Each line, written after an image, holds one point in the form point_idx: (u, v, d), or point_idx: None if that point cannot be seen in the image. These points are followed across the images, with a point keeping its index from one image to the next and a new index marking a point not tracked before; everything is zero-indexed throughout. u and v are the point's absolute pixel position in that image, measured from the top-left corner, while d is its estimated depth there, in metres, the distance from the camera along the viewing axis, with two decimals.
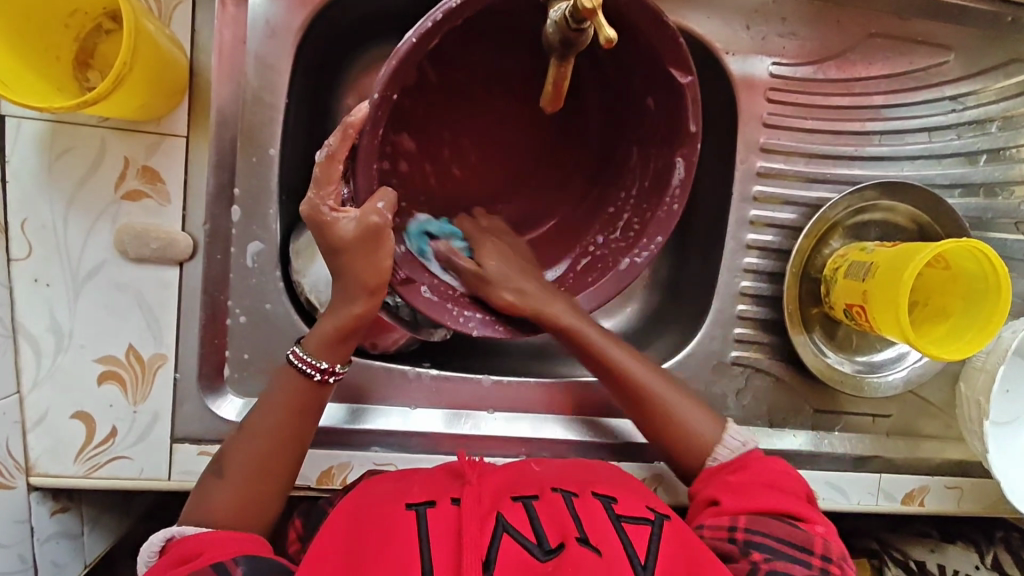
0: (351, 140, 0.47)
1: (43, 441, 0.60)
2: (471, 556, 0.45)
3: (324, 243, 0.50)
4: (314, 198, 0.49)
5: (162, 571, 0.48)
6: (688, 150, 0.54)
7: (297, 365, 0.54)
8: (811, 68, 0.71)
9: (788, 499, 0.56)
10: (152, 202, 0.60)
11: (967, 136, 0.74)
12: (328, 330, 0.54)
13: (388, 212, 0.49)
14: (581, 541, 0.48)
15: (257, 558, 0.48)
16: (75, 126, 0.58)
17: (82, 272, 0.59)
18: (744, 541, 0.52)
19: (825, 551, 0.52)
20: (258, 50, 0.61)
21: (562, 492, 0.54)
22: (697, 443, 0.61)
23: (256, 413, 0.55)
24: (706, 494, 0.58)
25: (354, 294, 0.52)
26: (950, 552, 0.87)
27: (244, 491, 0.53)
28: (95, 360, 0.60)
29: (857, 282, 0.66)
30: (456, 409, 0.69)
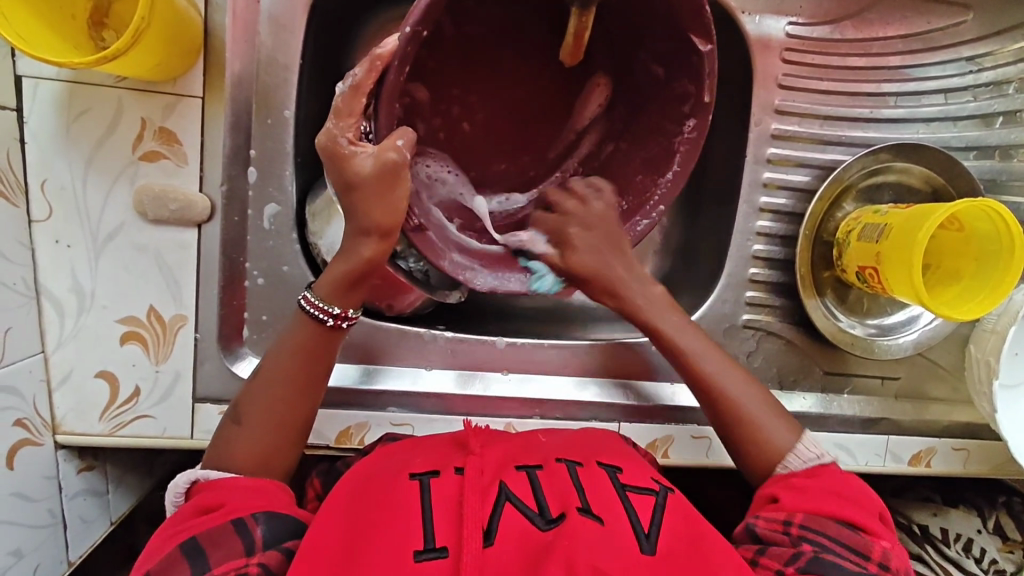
0: (377, 72, 0.47)
1: (68, 399, 0.61)
2: (472, 526, 0.46)
3: (339, 181, 0.51)
4: (333, 129, 0.49)
5: (185, 517, 0.49)
6: (700, 118, 0.54)
7: (309, 311, 0.55)
8: (827, 28, 0.70)
9: (854, 509, 0.54)
10: (169, 164, 0.60)
11: (983, 97, 0.73)
12: (340, 273, 0.54)
13: (406, 150, 0.50)
14: (583, 511, 0.49)
15: (274, 516, 0.50)
16: (93, 87, 0.58)
17: (102, 234, 0.60)
18: (798, 535, 0.52)
19: (882, 559, 0.51)
20: (272, 10, 0.61)
21: (566, 462, 0.55)
22: (775, 454, 0.60)
23: (270, 366, 0.56)
24: (768, 490, 0.57)
25: (366, 235, 0.53)
26: (952, 516, 0.89)
27: (262, 445, 0.54)
28: (116, 321, 0.61)
29: (870, 244, 0.66)
30: (475, 372, 0.70)
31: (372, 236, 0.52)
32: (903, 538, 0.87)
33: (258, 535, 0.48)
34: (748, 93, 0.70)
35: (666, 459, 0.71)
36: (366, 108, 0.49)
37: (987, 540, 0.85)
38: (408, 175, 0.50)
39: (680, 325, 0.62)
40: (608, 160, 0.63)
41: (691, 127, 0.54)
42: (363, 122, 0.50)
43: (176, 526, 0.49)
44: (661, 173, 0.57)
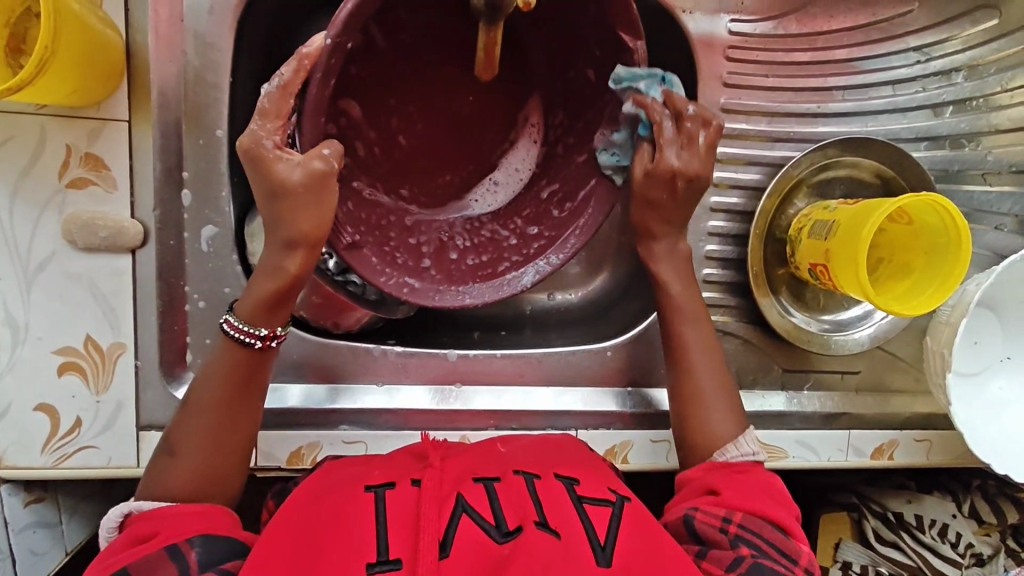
0: (303, 74, 0.48)
1: (8, 434, 0.60)
2: (428, 539, 0.45)
3: (262, 188, 0.50)
4: (257, 130, 0.49)
5: (119, 549, 0.48)
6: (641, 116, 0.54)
7: (235, 336, 0.54)
8: (771, 24, 0.69)
9: (780, 510, 0.55)
10: (98, 190, 0.59)
11: (933, 87, 0.73)
12: (266, 290, 0.53)
13: (335, 159, 0.50)
14: (539, 525, 0.48)
15: (212, 538, 0.49)
16: (13, 114, 0.56)
17: (32, 264, 0.58)
18: (735, 535, 0.52)
19: (808, 566, 0.52)
20: (197, 27, 0.59)
21: (524, 475, 0.54)
22: (709, 439, 0.60)
23: (200, 391, 0.54)
24: (707, 482, 0.57)
25: (290, 248, 0.52)
26: (928, 502, 0.86)
27: (198, 472, 0.53)
28: (53, 352, 0.60)
29: (820, 241, 0.65)
30: (439, 385, 0.69)
31: (297, 249, 0.52)
32: (878, 527, 0.86)
33: (195, 558, 0.47)
34: (694, 92, 0.69)
35: (626, 465, 0.70)
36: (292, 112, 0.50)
37: (963, 524, 0.85)
38: (336, 184, 0.50)
39: (673, 261, 0.63)
40: (548, 159, 0.63)
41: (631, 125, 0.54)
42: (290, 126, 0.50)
43: (108, 558, 0.47)
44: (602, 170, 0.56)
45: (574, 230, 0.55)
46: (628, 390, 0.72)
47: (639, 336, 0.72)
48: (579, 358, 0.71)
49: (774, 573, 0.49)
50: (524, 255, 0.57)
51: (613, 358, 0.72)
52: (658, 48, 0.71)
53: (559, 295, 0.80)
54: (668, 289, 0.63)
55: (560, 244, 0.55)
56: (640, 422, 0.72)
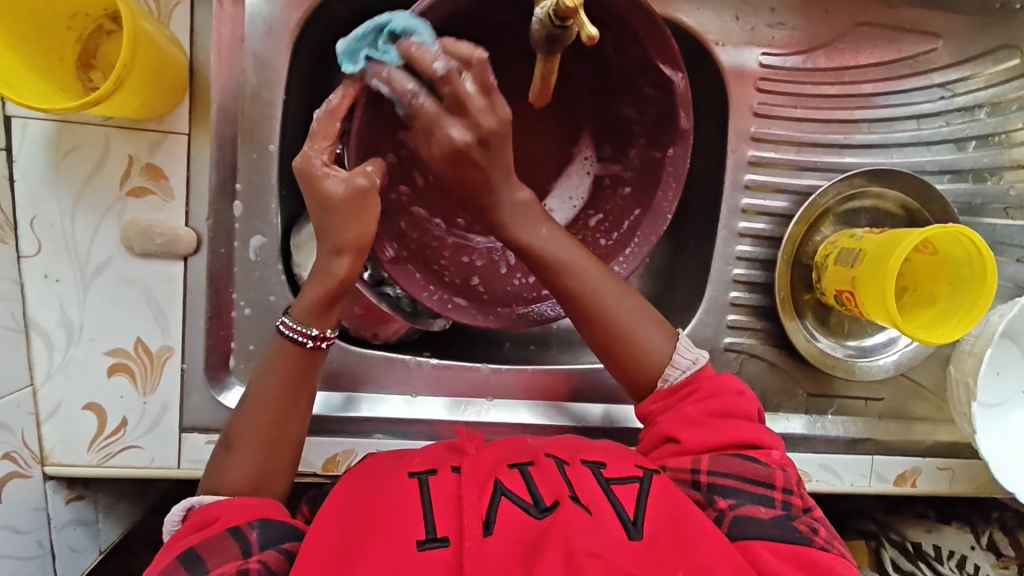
0: (350, 98, 0.50)
1: (57, 431, 0.62)
2: (472, 518, 0.47)
3: (311, 202, 0.52)
4: (308, 151, 0.51)
5: (182, 534, 0.50)
6: (682, 146, 0.56)
7: (290, 335, 0.56)
8: (801, 57, 0.72)
9: (744, 430, 0.56)
10: (156, 199, 0.61)
11: (957, 122, 0.75)
12: (317, 295, 0.55)
13: (377, 175, 0.52)
14: (574, 500, 0.50)
15: (271, 522, 0.51)
16: (80, 126, 0.59)
17: (90, 268, 0.61)
18: (707, 486, 0.53)
19: (784, 482, 0.54)
20: (255, 48, 0.62)
21: (555, 459, 0.55)
22: (648, 362, 0.58)
23: (257, 389, 0.56)
24: (662, 429, 0.57)
25: (339, 254, 0.53)
26: (947, 532, 0.87)
27: (257, 466, 0.55)
28: (104, 353, 0.62)
29: (846, 268, 0.67)
30: (456, 397, 0.71)
31: (344, 254, 0.53)
32: (896, 556, 0.86)
33: (254, 539, 0.49)
34: (725, 120, 0.72)
35: None
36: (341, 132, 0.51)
37: (981, 556, 0.85)
38: (377, 200, 0.52)
39: (555, 238, 0.55)
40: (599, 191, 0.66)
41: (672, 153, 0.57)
42: (337, 147, 0.52)
43: (174, 543, 0.50)
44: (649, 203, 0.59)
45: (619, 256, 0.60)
46: None
47: None
48: (607, 375, 0.73)
49: (755, 515, 0.51)
50: None
51: None
52: (691, 78, 0.73)
53: None
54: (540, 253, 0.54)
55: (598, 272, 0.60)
56: None
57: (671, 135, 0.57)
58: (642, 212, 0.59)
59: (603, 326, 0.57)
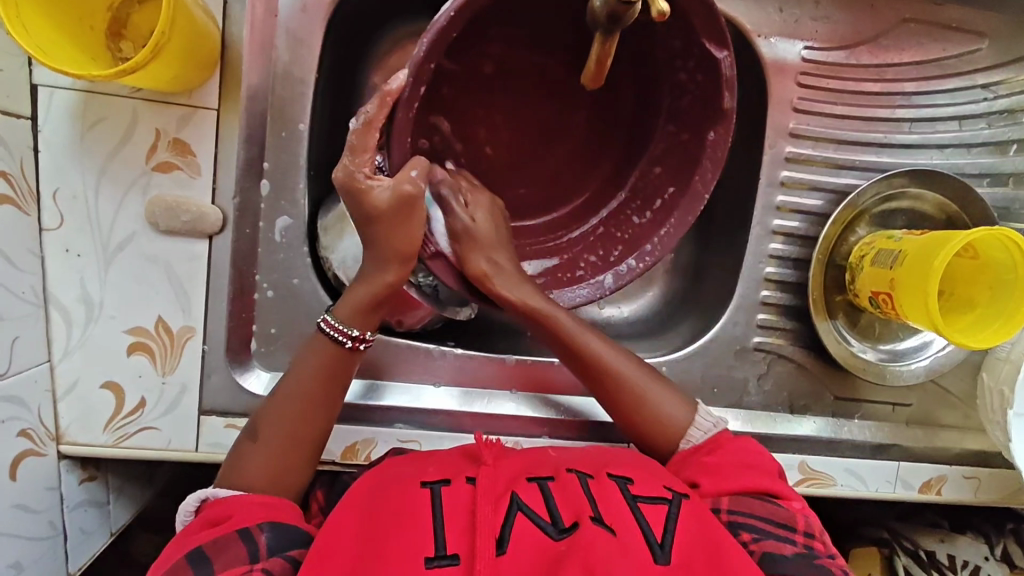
0: (388, 108, 0.46)
1: (73, 409, 0.61)
2: (485, 537, 0.45)
3: (355, 213, 0.51)
4: (349, 165, 0.50)
5: (192, 530, 0.49)
6: (723, 127, 0.53)
7: (329, 334, 0.56)
8: (843, 53, 0.70)
9: (755, 478, 0.56)
10: (182, 175, 0.60)
11: (998, 125, 0.73)
12: (360, 297, 0.55)
13: (422, 181, 0.50)
14: (595, 520, 0.48)
15: (281, 525, 0.50)
16: (108, 97, 0.58)
17: (113, 244, 0.59)
18: (729, 522, 0.53)
19: (806, 527, 0.53)
20: (290, 23, 0.61)
21: (578, 473, 0.54)
22: (666, 429, 0.61)
23: (285, 384, 0.56)
24: (685, 475, 0.58)
25: (387, 262, 0.53)
26: (961, 541, 0.85)
27: (279, 458, 0.54)
28: (124, 331, 0.61)
29: (884, 270, 0.65)
30: (463, 388, 0.69)
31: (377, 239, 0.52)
32: (909, 564, 0.84)
33: (263, 542, 0.48)
34: (763, 114, 0.70)
35: None
36: (378, 142, 0.49)
37: (994, 567, 0.83)
38: (423, 207, 0.51)
39: (530, 294, 0.57)
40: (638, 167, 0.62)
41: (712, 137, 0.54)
42: (377, 155, 0.50)
43: (184, 537, 0.49)
44: (685, 184, 0.57)
45: (651, 239, 0.58)
46: None
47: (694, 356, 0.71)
48: None
49: (781, 553, 0.51)
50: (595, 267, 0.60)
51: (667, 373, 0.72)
52: None
53: (607, 310, 0.79)
54: (559, 324, 0.59)
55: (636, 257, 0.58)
56: None
57: (708, 120, 0.54)
58: (677, 193, 0.57)
59: (627, 396, 0.61)
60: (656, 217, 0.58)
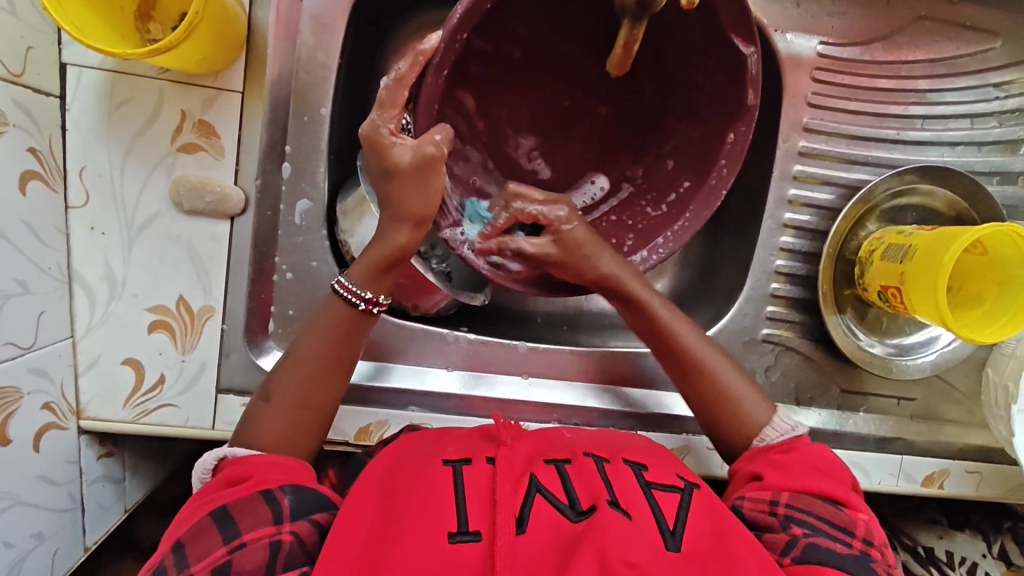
0: (420, 68, 0.49)
1: (94, 385, 0.62)
2: (506, 513, 0.46)
3: (377, 168, 0.52)
4: (375, 119, 0.51)
5: (213, 488, 0.51)
6: (744, 123, 0.54)
7: (342, 295, 0.56)
8: (858, 49, 0.71)
9: (832, 484, 0.56)
10: (206, 156, 0.61)
11: (1008, 124, 0.74)
12: (375, 257, 0.55)
13: (444, 146, 0.51)
14: (612, 505, 0.49)
15: (302, 488, 0.51)
16: (136, 77, 0.59)
17: (137, 223, 0.60)
18: (784, 517, 0.53)
19: (866, 534, 0.53)
20: (314, 8, 0.62)
21: (594, 457, 0.55)
22: (750, 423, 0.61)
23: (300, 349, 0.57)
24: (751, 468, 0.58)
25: (399, 223, 0.55)
26: (959, 539, 0.88)
27: (289, 420, 0.55)
28: (146, 309, 0.62)
29: (894, 263, 0.66)
30: (472, 372, 0.70)
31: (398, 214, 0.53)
32: (909, 559, 0.86)
33: (286, 504, 0.49)
34: (777, 109, 0.71)
35: None
36: (406, 101, 0.51)
37: (992, 564, 0.85)
38: (442, 169, 0.52)
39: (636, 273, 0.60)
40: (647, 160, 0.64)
41: (731, 140, 0.55)
42: (404, 115, 0.52)
43: (203, 497, 0.50)
44: (701, 177, 0.57)
45: (665, 231, 0.59)
46: None
47: None
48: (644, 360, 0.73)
49: (832, 550, 0.51)
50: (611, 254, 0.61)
51: None
52: None
53: None
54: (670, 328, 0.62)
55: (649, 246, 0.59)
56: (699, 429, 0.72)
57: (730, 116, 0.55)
58: (693, 186, 0.58)
59: (708, 384, 0.62)
60: (668, 208, 0.60)
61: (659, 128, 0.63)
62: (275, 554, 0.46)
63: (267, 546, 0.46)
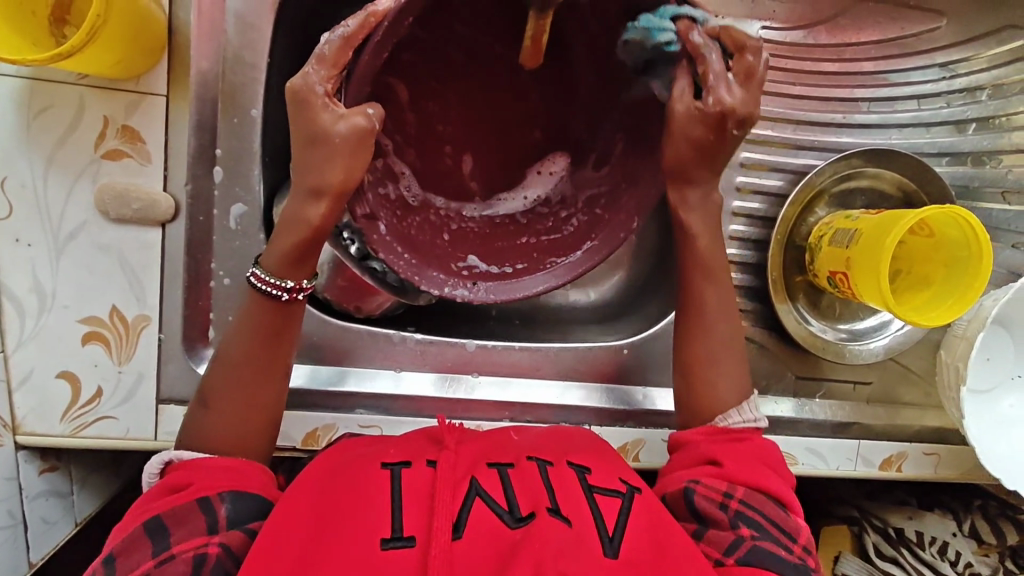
0: (368, 29, 0.48)
1: (28, 400, 0.61)
2: (442, 519, 0.45)
3: (303, 131, 0.50)
4: (312, 77, 0.49)
5: (152, 497, 0.49)
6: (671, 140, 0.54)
7: (261, 287, 0.54)
8: (801, 33, 0.70)
9: (779, 483, 0.57)
10: (132, 162, 0.59)
11: (956, 104, 0.73)
12: (287, 246, 0.53)
13: (376, 121, 0.50)
14: (552, 512, 0.48)
15: (240, 495, 0.50)
16: (53, 84, 0.57)
17: (64, 232, 0.59)
18: (735, 511, 0.54)
19: (807, 542, 0.54)
20: (239, 7, 0.60)
21: (538, 461, 0.54)
22: (710, 402, 0.61)
23: (229, 348, 0.55)
24: (709, 452, 0.58)
25: (314, 200, 0.52)
26: (928, 520, 0.85)
27: (229, 424, 0.54)
28: (78, 321, 0.60)
29: (840, 249, 0.66)
30: (442, 373, 0.70)
31: (322, 199, 0.52)
32: (879, 541, 0.84)
33: (223, 514, 0.48)
34: None
35: (637, 462, 0.71)
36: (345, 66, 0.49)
37: (962, 543, 0.83)
38: (374, 145, 0.50)
39: (703, 210, 0.58)
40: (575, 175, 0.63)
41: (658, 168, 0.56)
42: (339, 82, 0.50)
43: (143, 505, 0.49)
44: (634, 195, 0.55)
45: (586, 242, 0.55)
46: (641, 388, 0.72)
47: (655, 336, 0.72)
48: (595, 354, 0.72)
49: (772, 551, 0.51)
50: (536, 262, 0.56)
51: (629, 355, 0.72)
52: None
53: (574, 293, 0.80)
54: (697, 246, 0.60)
55: (573, 255, 0.55)
56: (654, 421, 0.72)
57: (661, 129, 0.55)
58: (628, 187, 0.56)
59: (700, 349, 0.61)
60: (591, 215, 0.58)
61: (597, 119, 0.62)
62: (199, 568, 0.45)
63: (190, 560, 0.45)
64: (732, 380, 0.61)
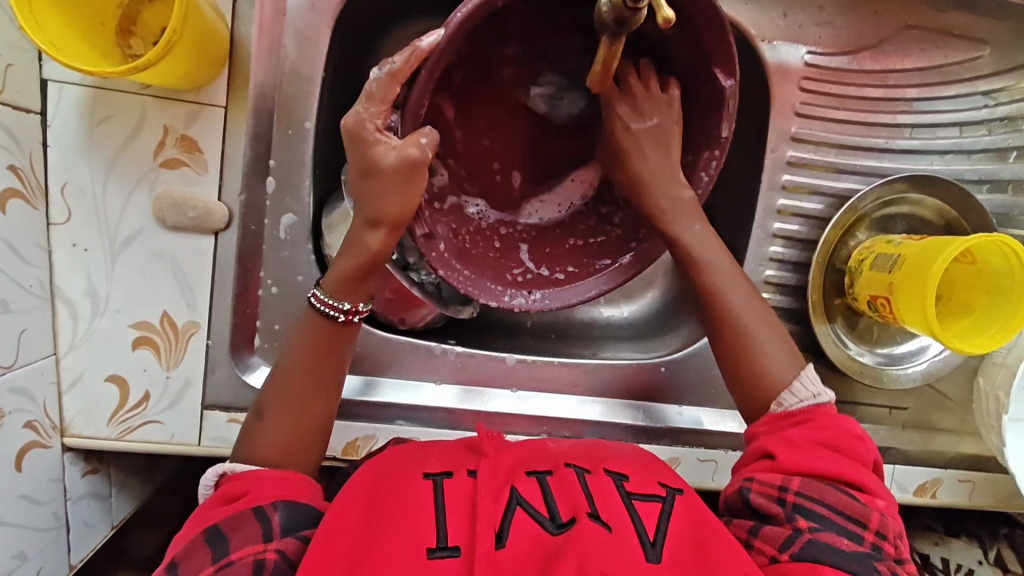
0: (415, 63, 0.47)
1: (77, 403, 0.61)
2: (485, 527, 0.45)
3: (358, 163, 0.51)
4: (361, 112, 0.50)
5: (210, 506, 0.50)
6: (715, 152, 0.56)
7: (319, 307, 0.55)
8: (846, 58, 0.71)
9: (850, 468, 0.55)
10: (189, 171, 0.60)
11: (998, 132, 0.73)
12: (346, 268, 0.54)
13: (428, 149, 0.50)
14: (592, 516, 0.48)
15: (294, 505, 0.50)
16: (116, 93, 0.58)
17: (120, 238, 0.60)
18: (792, 506, 0.53)
19: (879, 527, 0.52)
20: (297, 22, 0.61)
21: (575, 467, 0.54)
22: (769, 383, 0.59)
23: (285, 360, 0.56)
24: (763, 444, 0.57)
25: (374, 226, 0.53)
26: (954, 546, 0.86)
27: (285, 433, 0.55)
28: (129, 326, 0.61)
29: (882, 274, 0.66)
30: (466, 387, 0.70)
31: (380, 227, 0.53)
32: None
33: (277, 521, 0.48)
34: (765, 120, 0.71)
35: None
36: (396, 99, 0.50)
37: (987, 572, 0.83)
38: (425, 172, 0.51)
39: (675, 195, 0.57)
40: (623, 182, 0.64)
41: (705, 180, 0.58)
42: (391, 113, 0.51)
43: (202, 514, 0.50)
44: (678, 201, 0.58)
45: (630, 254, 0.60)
46: (678, 407, 0.72)
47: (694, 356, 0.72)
48: (632, 371, 0.72)
49: (833, 544, 0.51)
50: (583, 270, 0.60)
51: (666, 373, 0.72)
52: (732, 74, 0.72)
53: (608, 310, 0.80)
54: (676, 235, 0.59)
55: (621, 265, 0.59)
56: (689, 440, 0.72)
57: (703, 142, 0.57)
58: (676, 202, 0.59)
59: (726, 326, 0.60)
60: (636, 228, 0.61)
61: None
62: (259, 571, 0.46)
63: (250, 564, 0.46)
64: (779, 349, 0.61)
